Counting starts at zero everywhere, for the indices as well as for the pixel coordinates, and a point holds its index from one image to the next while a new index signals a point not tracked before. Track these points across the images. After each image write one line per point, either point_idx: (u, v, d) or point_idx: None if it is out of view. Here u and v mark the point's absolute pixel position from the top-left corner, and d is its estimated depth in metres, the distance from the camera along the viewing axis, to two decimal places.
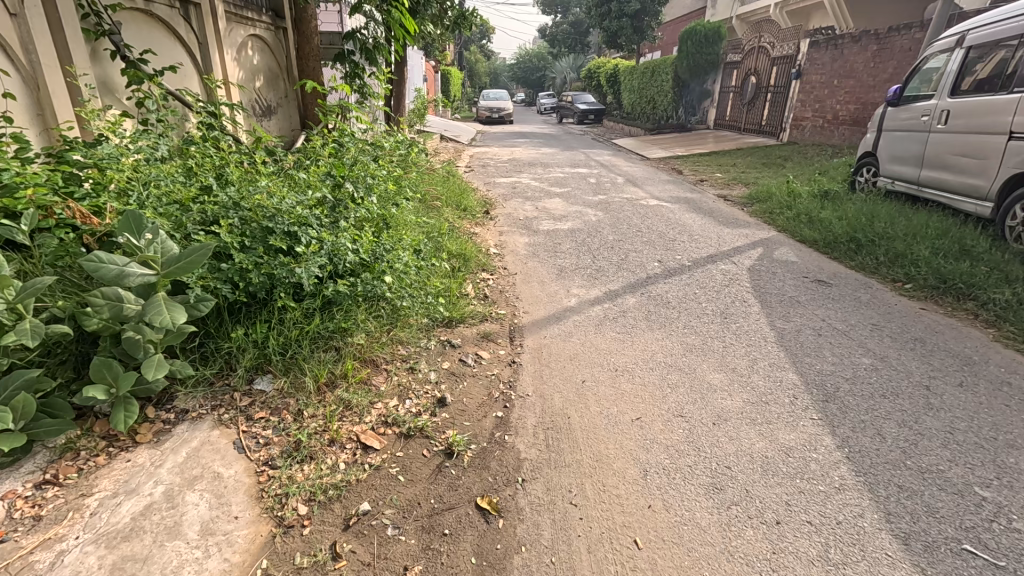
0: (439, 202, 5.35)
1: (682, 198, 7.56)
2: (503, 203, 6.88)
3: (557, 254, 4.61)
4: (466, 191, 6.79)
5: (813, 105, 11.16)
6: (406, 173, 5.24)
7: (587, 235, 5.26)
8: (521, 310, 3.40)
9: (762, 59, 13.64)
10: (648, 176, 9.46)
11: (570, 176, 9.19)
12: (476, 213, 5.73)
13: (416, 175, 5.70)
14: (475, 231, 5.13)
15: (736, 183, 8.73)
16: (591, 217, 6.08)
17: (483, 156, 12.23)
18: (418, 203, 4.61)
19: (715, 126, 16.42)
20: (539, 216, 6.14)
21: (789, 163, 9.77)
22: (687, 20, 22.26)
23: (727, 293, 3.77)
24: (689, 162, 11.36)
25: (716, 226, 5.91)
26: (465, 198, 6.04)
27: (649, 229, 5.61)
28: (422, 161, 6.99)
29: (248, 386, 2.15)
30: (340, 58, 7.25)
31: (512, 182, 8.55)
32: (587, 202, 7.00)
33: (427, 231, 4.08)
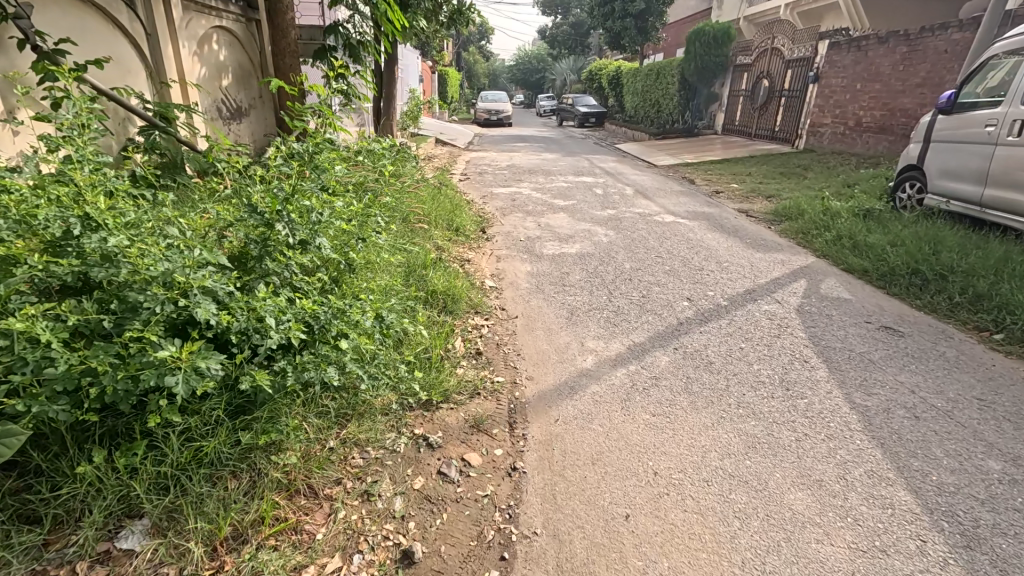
0: (426, 222, 4.59)
1: (699, 213, 6.82)
2: (502, 218, 6.15)
3: (566, 288, 3.87)
4: (461, 205, 6.05)
5: (833, 111, 10.46)
6: (386, 190, 4.49)
7: (598, 261, 4.52)
8: (524, 375, 2.65)
9: (775, 61, 12.94)
10: (659, 186, 8.72)
11: (574, 186, 8.45)
12: (471, 234, 4.98)
13: (400, 190, 4.95)
14: (469, 258, 4.38)
15: (755, 195, 8.01)
16: (602, 237, 5.34)
17: (481, 161, 11.48)
18: (397, 228, 3.86)
19: (723, 131, 15.74)
20: (542, 235, 5.41)
21: (810, 173, 9.05)
22: (691, 21, 21.58)
23: (781, 347, 3.02)
24: (701, 170, 10.63)
25: (745, 249, 5.17)
26: (458, 215, 5.30)
27: (669, 253, 4.88)
28: (410, 172, 6.25)
29: (106, 546, 1.39)
30: (320, 54, 6.50)
31: (511, 192, 7.83)
32: (595, 219, 6.25)
33: (406, 266, 3.33)
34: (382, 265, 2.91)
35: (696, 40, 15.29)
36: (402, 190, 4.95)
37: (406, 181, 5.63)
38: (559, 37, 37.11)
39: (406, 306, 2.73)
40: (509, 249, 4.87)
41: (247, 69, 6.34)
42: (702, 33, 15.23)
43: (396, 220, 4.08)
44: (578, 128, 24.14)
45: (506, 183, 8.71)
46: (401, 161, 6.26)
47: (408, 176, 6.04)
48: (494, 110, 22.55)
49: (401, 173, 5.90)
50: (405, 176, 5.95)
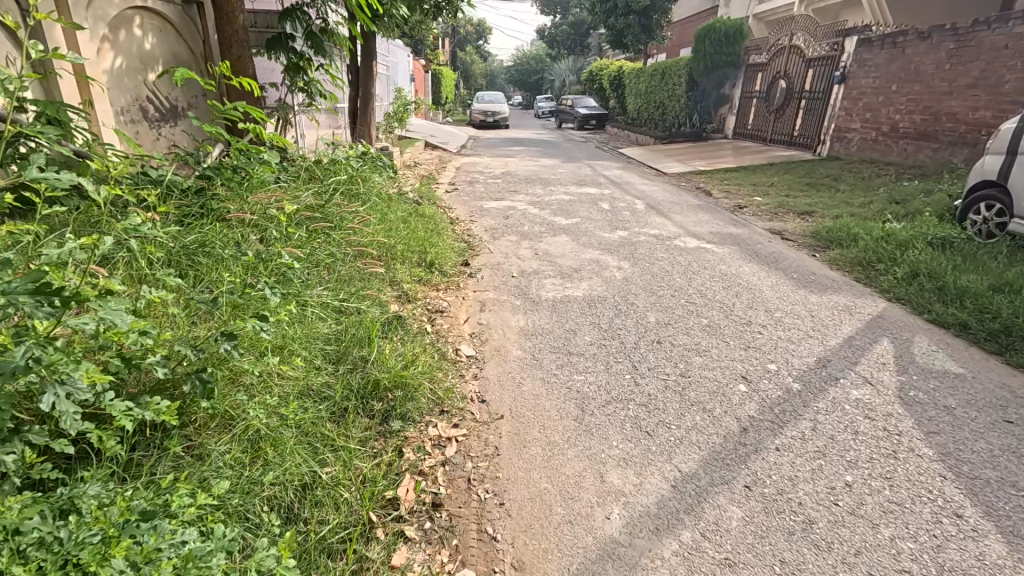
0: (390, 257, 3.57)
1: (726, 234, 5.79)
2: (493, 241, 5.12)
3: (575, 356, 2.83)
4: (442, 227, 5.00)
5: (863, 114, 9.47)
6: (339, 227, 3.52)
7: (614, 310, 3.48)
8: (510, 562, 1.58)
9: (794, 60, 11.93)
10: (673, 199, 7.69)
11: (577, 199, 7.42)
12: (449, 269, 3.94)
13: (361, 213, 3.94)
14: (444, 307, 3.34)
15: (785, 211, 6.99)
16: (616, 270, 4.30)
17: (473, 167, 10.42)
18: (336, 280, 2.87)
19: (734, 136, 14.75)
20: (542, 266, 4.38)
21: (842, 185, 8.04)
22: (698, 19, 20.58)
23: (909, 480, 1.96)
24: (717, 179, 9.61)
25: (794, 288, 4.13)
26: (436, 242, 4.25)
27: (702, 294, 3.84)
28: (382, 187, 5.23)
29: None
30: (275, 44, 5.41)
31: (506, 206, 6.80)
32: (604, 242, 5.22)
33: (335, 351, 2.28)
34: (285, 372, 1.97)
35: (707, 38, 14.27)
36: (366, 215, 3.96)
37: (375, 200, 4.60)
38: (558, 36, 36.10)
39: (311, 443, 1.77)
40: (498, 288, 3.83)
41: (186, 61, 5.29)
42: (712, 29, 14.21)
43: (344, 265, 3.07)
44: (578, 130, 23.11)
45: (499, 194, 7.67)
46: (369, 176, 5.25)
47: (379, 190, 5.00)
48: (490, 112, 21.51)
49: (368, 186, 4.86)
50: (377, 192, 4.92)
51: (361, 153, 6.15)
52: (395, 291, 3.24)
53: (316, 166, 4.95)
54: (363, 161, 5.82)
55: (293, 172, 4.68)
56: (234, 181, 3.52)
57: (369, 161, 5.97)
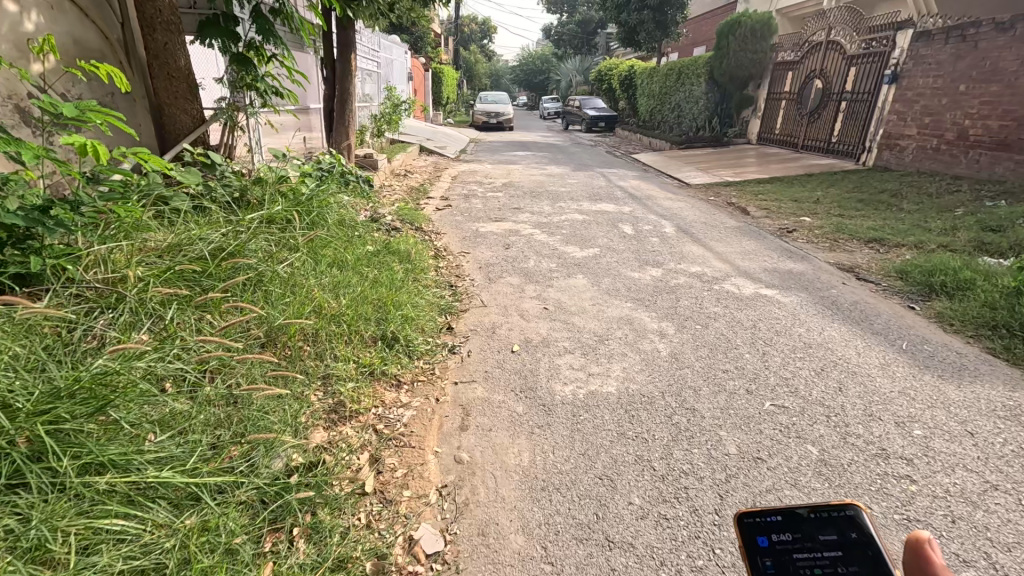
0: (329, 340, 2.40)
1: (784, 272, 4.59)
2: (491, 282, 3.96)
3: (617, 552, 1.61)
4: (423, 267, 3.83)
5: (921, 119, 8.25)
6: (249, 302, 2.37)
7: (671, 420, 2.29)
8: None
9: (834, 57, 10.71)
10: (708, 220, 6.47)
11: (593, 219, 6.22)
12: (420, 343, 2.76)
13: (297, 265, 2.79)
14: (401, 428, 2.14)
15: (846, 237, 5.77)
16: (659, 338, 3.11)
17: (470, 177, 9.22)
18: (205, 423, 1.70)
19: (758, 141, 13.50)
20: (554, 329, 3.19)
21: (906, 203, 6.80)
22: (717, 16, 19.35)
23: None
24: (751, 193, 8.38)
25: (913, 370, 2.91)
26: (410, 298, 3.07)
27: (791, 386, 2.63)
28: (350, 212, 4.09)
29: None
30: (207, 29, 4.23)
31: (507, 230, 5.63)
32: (635, 284, 4.03)
33: None
34: None
35: (732, 32, 12.99)
36: (305, 266, 2.81)
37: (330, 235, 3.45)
38: (566, 34, 35.04)
39: None
40: (492, 374, 2.62)
41: (93, 48, 4.13)
42: (738, 23, 12.94)
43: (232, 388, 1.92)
44: (585, 132, 21.85)
45: (500, 212, 6.50)
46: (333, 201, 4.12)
47: (340, 217, 3.83)
48: (492, 112, 20.38)
49: (325, 210, 3.70)
50: (339, 219, 3.79)
51: (326, 170, 5.03)
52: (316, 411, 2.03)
53: (257, 185, 3.81)
54: (325, 181, 4.70)
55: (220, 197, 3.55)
56: (95, 224, 2.36)
57: (332, 179, 4.85)
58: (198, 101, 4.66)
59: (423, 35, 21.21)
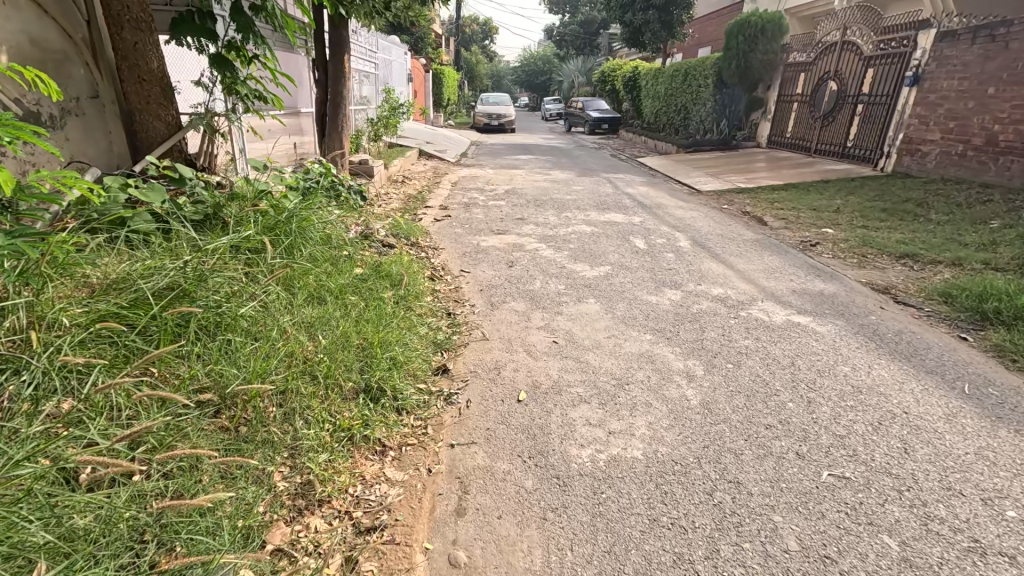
0: (298, 400, 2.01)
1: (813, 293, 4.18)
2: (493, 309, 3.56)
3: None
4: (416, 291, 3.44)
5: (945, 123, 7.86)
6: (201, 358, 1.97)
7: (715, 499, 1.89)
8: None
9: (850, 58, 10.30)
10: (724, 232, 6.07)
11: (602, 232, 5.82)
12: (411, 391, 2.37)
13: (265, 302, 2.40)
14: (383, 512, 1.76)
15: (876, 252, 5.35)
16: (687, 381, 2.71)
17: (470, 183, 8.81)
18: (113, 546, 1.29)
19: (768, 144, 13.09)
20: (565, 369, 2.79)
21: (935, 213, 6.39)
22: (723, 16, 18.96)
23: None
24: (766, 201, 7.97)
25: (984, 421, 2.51)
26: (401, 335, 2.69)
27: (849, 448, 2.23)
28: (337, 229, 3.71)
29: None
30: (182, 27, 3.82)
31: (510, 244, 5.23)
32: (654, 311, 3.64)
33: None
34: None
35: (741, 32, 12.58)
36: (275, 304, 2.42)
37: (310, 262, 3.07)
38: (568, 35, 34.62)
39: None
40: (496, 433, 2.23)
41: (55, 47, 3.75)
42: (748, 23, 12.53)
43: (164, 483, 1.53)
44: (588, 134, 21.44)
45: (502, 224, 6.10)
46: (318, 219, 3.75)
47: (324, 237, 3.46)
48: (494, 114, 19.95)
49: (307, 230, 3.32)
50: (323, 240, 3.41)
51: (314, 182, 4.66)
52: (275, 504, 1.65)
53: (233, 201, 3.43)
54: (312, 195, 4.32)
55: (189, 217, 3.17)
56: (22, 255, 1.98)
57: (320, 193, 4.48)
58: (175, 106, 4.27)
59: (423, 35, 20.78)
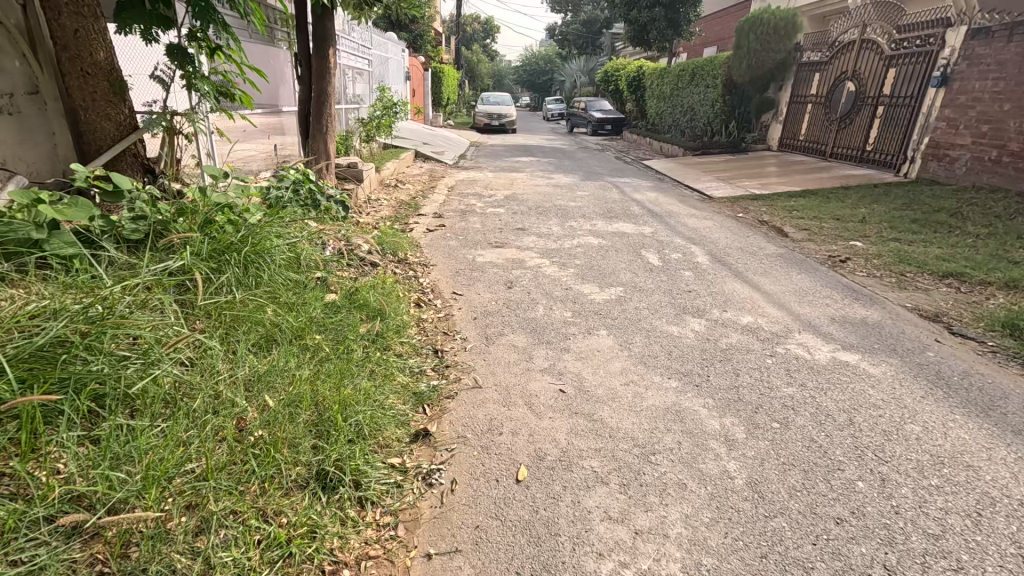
0: (216, 507, 1.49)
1: (856, 322, 3.66)
2: (489, 344, 3.04)
3: None
4: (398, 325, 2.92)
5: (978, 127, 7.36)
6: (80, 458, 1.47)
7: None
8: None
9: (869, 58, 9.78)
10: (745, 246, 5.55)
11: (611, 245, 5.29)
12: (379, 473, 1.86)
13: (188, 369, 1.92)
14: None
15: (915, 270, 4.83)
16: (728, 448, 2.19)
17: (467, 188, 8.28)
18: None
19: (780, 147, 12.55)
20: (576, 432, 2.26)
21: (973, 225, 5.87)
22: (731, 14, 18.46)
23: None
24: (785, 209, 7.44)
25: None
26: (371, 392, 2.18)
27: (950, 558, 1.70)
28: (306, 250, 3.21)
29: None
30: (130, 14, 3.28)
31: (510, 259, 4.71)
32: (677, 346, 3.12)
33: None
34: None
35: (752, 31, 12.06)
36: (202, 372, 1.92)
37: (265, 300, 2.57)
38: (570, 35, 34.15)
39: None
40: (488, 534, 1.71)
41: None
42: (760, 21, 12.01)
43: None
44: (591, 135, 20.90)
45: (501, 234, 5.58)
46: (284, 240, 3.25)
47: (288, 262, 2.95)
48: (494, 114, 19.41)
49: (266, 255, 2.80)
50: (286, 266, 2.90)
51: (289, 193, 4.17)
52: None
53: (182, 217, 2.91)
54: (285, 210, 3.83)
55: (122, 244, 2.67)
56: None
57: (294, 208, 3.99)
58: (128, 103, 3.73)
59: (423, 32, 20.25)
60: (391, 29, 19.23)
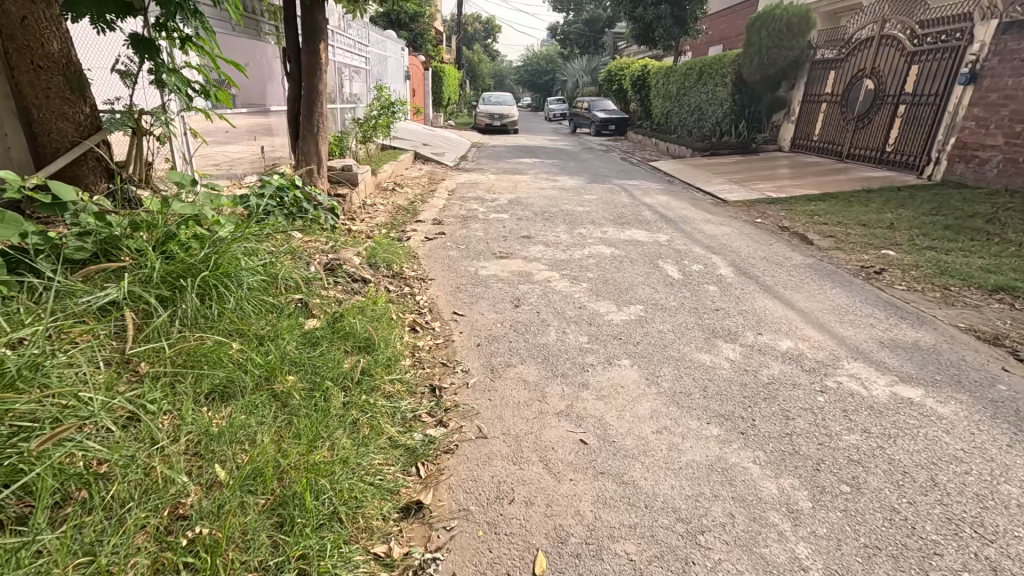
0: None
1: (908, 347, 3.24)
2: (496, 379, 2.62)
3: None
4: (389, 357, 2.51)
5: (1011, 127, 6.93)
6: None
7: None
8: None
9: (889, 54, 9.34)
10: (769, 256, 5.13)
11: (625, 255, 4.88)
12: (360, 568, 1.46)
13: (113, 440, 1.53)
14: None
15: (960, 283, 4.41)
16: (794, 524, 1.77)
17: (468, 191, 7.85)
18: None
19: (792, 148, 12.13)
20: (603, 500, 1.84)
21: (1015, 233, 5.44)
22: (737, 12, 18.02)
23: None
24: (805, 214, 7.02)
25: None
26: (350, 456, 1.78)
27: None
28: (284, 271, 2.83)
29: None
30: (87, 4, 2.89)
31: (515, 272, 4.30)
32: (712, 380, 2.71)
33: None
34: None
35: (764, 27, 11.64)
36: (134, 447, 1.54)
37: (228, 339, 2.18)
38: (573, 34, 33.73)
39: None
40: None
41: None
42: (773, 17, 11.58)
43: None
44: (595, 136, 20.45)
45: (506, 243, 5.16)
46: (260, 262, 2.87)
47: (260, 286, 2.56)
48: (495, 114, 19.00)
49: (234, 280, 2.41)
50: (257, 291, 2.51)
51: (274, 202, 3.80)
52: None
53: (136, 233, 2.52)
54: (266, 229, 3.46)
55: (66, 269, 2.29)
56: None
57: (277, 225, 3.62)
58: (89, 101, 3.31)
59: (423, 31, 19.82)
60: (390, 28, 18.84)
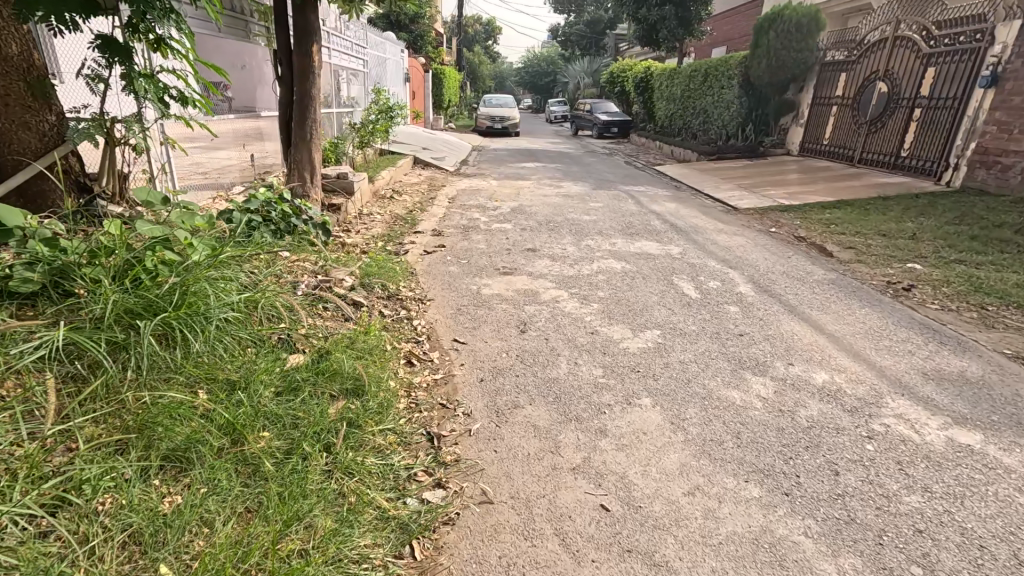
0: None
1: (954, 379, 2.94)
2: (501, 424, 2.32)
3: None
4: (381, 401, 2.23)
5: None
6: None
7: None
8: None
9: (904, 56, 9.04)
10: (789, 271, 4.83)
11: (637, 270, 4.58)
12: None
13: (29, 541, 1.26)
14: None
15: (997, 302, 4.12)
16: None
17: (469, 199, 7.56)
18: None
19: (801, 152, 11.83)
20: None
21: None
22: (741, 13, 17.75)
23: None
24: (821, 223, 6.72)
25: None
26: (330, 542, 1.49)
27: None
28: (265, 300, 2.55)
29: None
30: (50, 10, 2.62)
31: (520, 291, 4.00)
32: (745, 423, 2.41)
33: None
34: None
35: (773, 28, 11.35)
36: (52, 559, 1.24)
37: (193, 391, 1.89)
38: (574, 35, 33.48)
39: None
40: None
41: None
42: (782, 17, 11.29)
43: None
44: (597, 138, 20.16)
45: (509, 257, 4.86)
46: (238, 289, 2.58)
47: (235, 321, 2.27)
48: (496, 117, 18.72)
49: (205, 317, 2.12)
50: (232, 327, 2.22)
51: (259, 217, 3.51)
52: None
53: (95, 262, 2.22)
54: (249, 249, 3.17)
55: (12, 306, 2.01)
56: None
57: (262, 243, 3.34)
58: (55, 108, 3.02)
59: (423, 32, 19.54)
60: (390, 29, 18.58)
